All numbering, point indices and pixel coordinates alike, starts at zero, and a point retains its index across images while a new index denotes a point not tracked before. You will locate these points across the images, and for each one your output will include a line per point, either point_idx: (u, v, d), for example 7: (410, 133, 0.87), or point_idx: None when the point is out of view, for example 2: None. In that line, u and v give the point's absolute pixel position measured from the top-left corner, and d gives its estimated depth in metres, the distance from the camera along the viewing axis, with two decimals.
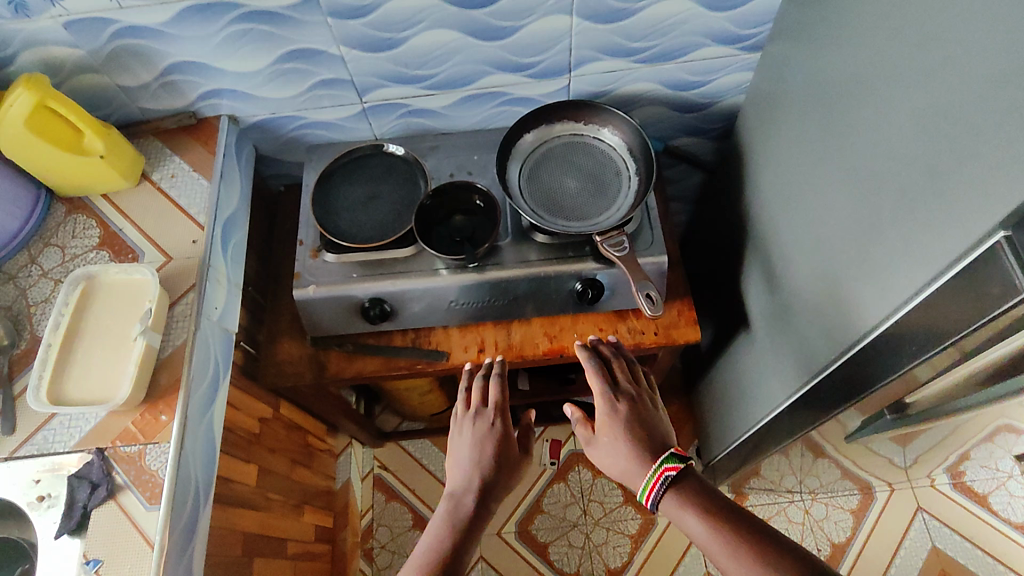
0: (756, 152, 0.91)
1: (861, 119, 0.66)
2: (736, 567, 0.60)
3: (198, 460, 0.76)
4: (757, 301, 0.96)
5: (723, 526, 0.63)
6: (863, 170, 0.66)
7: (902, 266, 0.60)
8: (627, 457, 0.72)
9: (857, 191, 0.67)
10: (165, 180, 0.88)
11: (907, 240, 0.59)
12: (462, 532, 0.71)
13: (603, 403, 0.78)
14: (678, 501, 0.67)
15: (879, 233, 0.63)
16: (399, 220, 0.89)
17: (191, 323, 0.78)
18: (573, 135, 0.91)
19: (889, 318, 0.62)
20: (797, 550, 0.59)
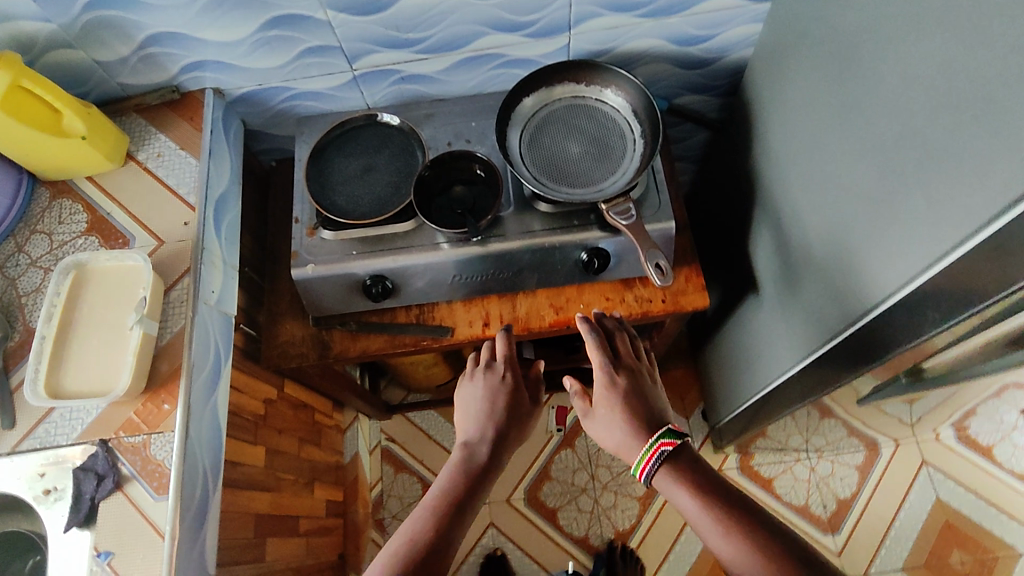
0: (765, 108, 0.88)
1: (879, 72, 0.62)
2: (725, 544, 0.58)
3: (204, 448, 0.74)
4: (766, 264, 0.94)
5: (715, 503, 0.61)
6: (881, 127, 0.62)
7: (922, 228, 0.58)
8: (623, 431, 0.71)
9: (874, 150, 0.64)
10: (151, 160, 0.84)
11: (928, 200, 0.56)
12: (472, 476, 0.71)
13: (599, 378, 0.75)
14: (671, 476, 0.64)
15: (898, 194, 0.61)
16: (397, 193, 0.86)
17: (188, 308, 0.76)
18: (574, 97, 0.88)
19: (909, 282, 0.60)
20: (788, 535, 0.57)
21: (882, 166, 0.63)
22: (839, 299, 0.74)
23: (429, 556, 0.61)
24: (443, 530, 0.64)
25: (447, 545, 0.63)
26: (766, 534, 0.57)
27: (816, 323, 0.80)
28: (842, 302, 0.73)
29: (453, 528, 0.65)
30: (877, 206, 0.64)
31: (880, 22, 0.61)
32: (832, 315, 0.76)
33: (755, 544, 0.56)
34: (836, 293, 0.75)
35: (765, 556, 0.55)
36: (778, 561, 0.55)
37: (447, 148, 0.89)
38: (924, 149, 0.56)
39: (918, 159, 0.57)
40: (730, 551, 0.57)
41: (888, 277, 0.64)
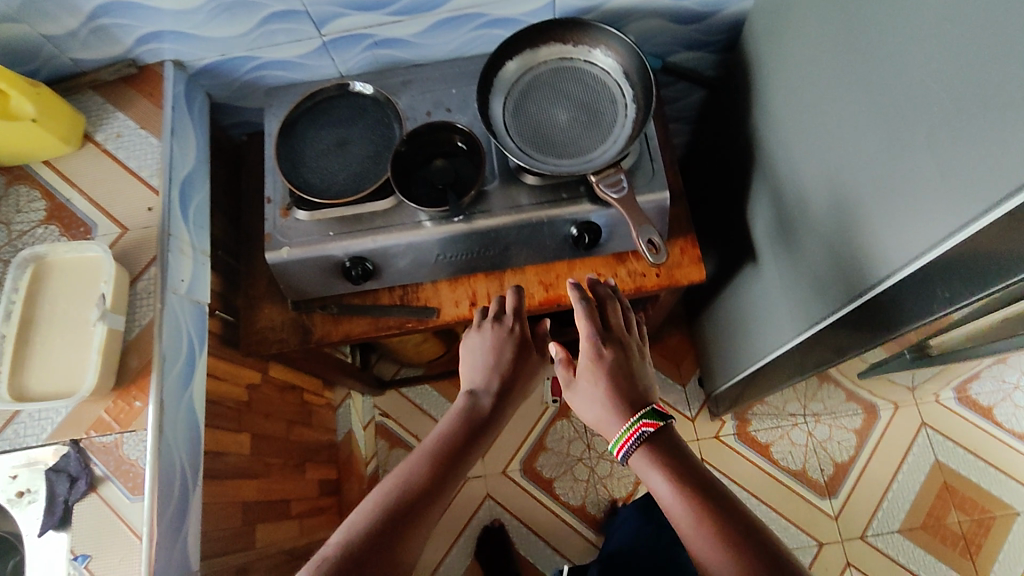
0: (767, 66, 0.81)
1: (892, 28, 0.56)
2: (695, 538, 0.53)
3: (180, 444, 0.71)
4: (765, 233, 0.89)
5: (692, 491, 0.56)
6: (893, 89, 0.57)
7: (932, 203, 0.53)
8: (602, 406, 0.66)
9: (885, 115, 0.58)
10: (110, 141, 0.79)
11: (943, 175, 0.51)
12: (470, 427, 0.68)
13: (585, 347, 0.70)
14: (649, 458, 0.60)
15: (910, 164, 0.55)
16: (373, 170, 0.81)
17: (155, 300, 0.72)
18: (561, 59, 0.81)
19: (915, 260, 0.56)
20: (765, 533, 0.53)
21: (893, 132, 0.57)
22: (841, 275, 0.70)
23: (419, 502, 0.58)
24: (435, 476, 0.61)
25: (438, 492, 0.60)
26: (744, 531, 0.52)
27: (817, 297, 0.76)
28: (844, 278, 0.69)
29: (446, 475, 0.62)
30: (887, 177, 0.59)
31: None
32: (833, 291, 0.72)
33: (728, 541, 0.52)
34: (837, 266, 0.70)
35: (737, 556, 0.51)
36: (750, 562, 0.50)
37: (427, 118, 0.83)
38: (940, 116, 0.51)
39: (932, 127, 0.52)
40: (702, 546, 0.53)
41: (895, 254, 0.59)
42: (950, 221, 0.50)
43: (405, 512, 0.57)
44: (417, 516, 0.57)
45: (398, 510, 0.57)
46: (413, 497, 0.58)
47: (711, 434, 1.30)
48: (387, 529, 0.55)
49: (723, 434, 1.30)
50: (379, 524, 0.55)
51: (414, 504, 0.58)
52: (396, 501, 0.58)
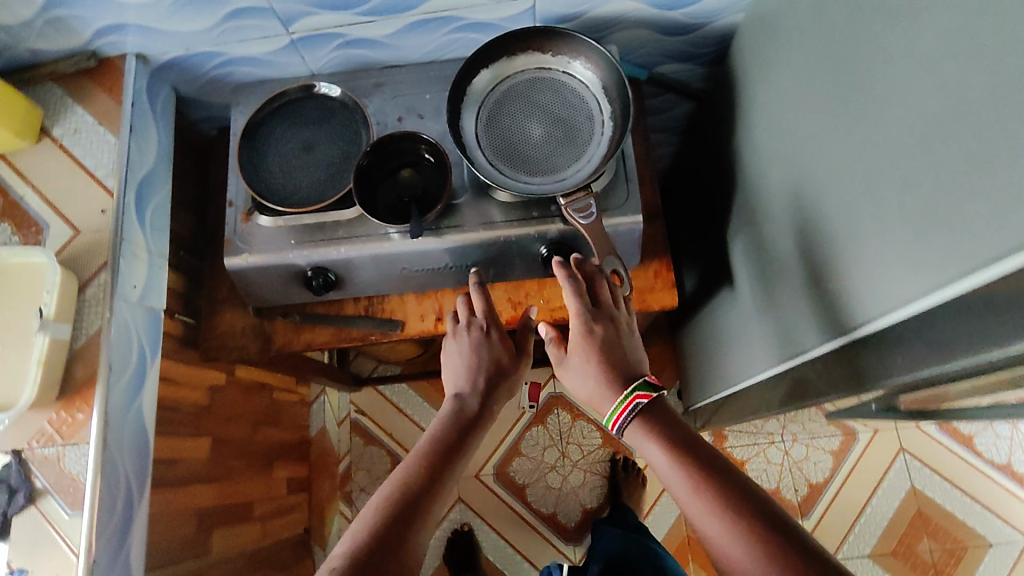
0: (756, 86, 0.77)
1: (881, 67, 0.52)
2: (692, 505, 0.52)
3: (125, 457, 0.70)
4: (744, 258, 0.86)
5: (690, 461, 0.54)
6: (877, 133, 0.53)
7: (911, 259, 0.49)
8: (596, 385, 0.62)
9: (869, 158, 0.54)
10: (67, 137, 0.76)
11: (925, 234, 0.47)
12: (460, 428, 0.64)
13: (574, 324, 0.65)
14: (642, 428, 0.58)
15: (887, 216, 0.52)
16: (337, 178, 0.78)
17: (104, 308, 0.70)
18: (538, 70, 0.77)
19: (890, 314, 0.53)
20: (766, 500, 0.50)
21: (875, 179, 0.53)
22: (814, 315, 0.67)
23: (417, 503, 0.55)
24: (433, 476, 0.58)
25: (437, 491, 0.57)
26: (743, 496, 0.50)
27: (790, 334, 0.73)
28: (816, 318, 0.66)
29: (443, 473, 0.59)
30: (864, 223, 0.55)
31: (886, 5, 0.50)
32: (806, 330, 0.69)
33: (726, 507, 0.50)
34: (811, 307, 0.67)
35: (736, 522, 0.49)
36: (751, 528, 0.48)
37: (398, 124, 0.80)
38: (922, 170, 0.47)
39: (914, 181, 0.48)
40: (700, 513, 0.51)
41: (867, 306, 0.56)
42: (930, 287, 0.47)
43: (406, 514, 0.54)
44: (417, 517, 0.55)
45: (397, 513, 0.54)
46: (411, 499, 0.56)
47: None
48: (389, 530, 0.53)
49: None
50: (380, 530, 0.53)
51: (414, 505, 0.55)
52: (392, 506, 0.55)
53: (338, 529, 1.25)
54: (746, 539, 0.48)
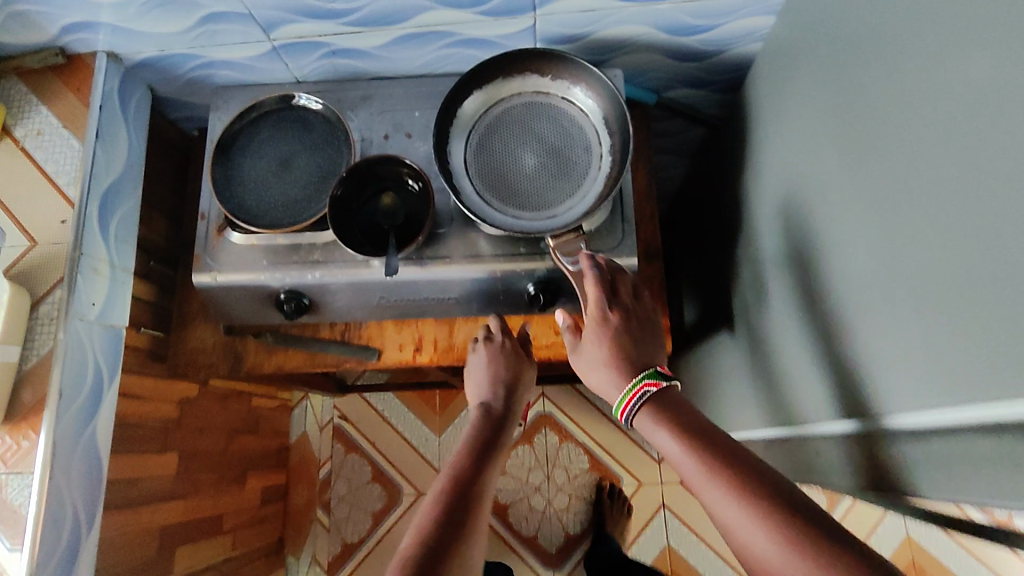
0: (769, 124, 0.72)
1: (904, 136, 0.46)
2: (708, 492, 0.45)
3: (74, 486, 0.66)
4: (743, 304, 0.81)
5: (701, 444, 0.48)
6: (898, 210, 0.47)
7: (930, 361, 0.44)
8: (605, 367, 0.59)
9: (886, 236, 0.48)
10: (30, 139, 0.72)
11: (943, 335, 0.42)
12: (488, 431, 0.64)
13: (594, 306, 0.62)
14: (651, 414, 0.52)
15: (903, 305, 0.47)
16: (315, 198, 0.73)
17: (55, 328, 0.66)
18: (535, 94, 0.72)
19: (901, 417, 0.48)
20: (793, 488, 0.43)
21: (892, 261, 0.48)
22: (815, 388, 0.62)
23: (452, 530, 0.49)
24: (464, 501, 0.53)
25: (471, 518, 0.51)
26: (766, 484, 0.44)
27: (791, 398, 0.68)
28: (818, 391, 0.61)
29: (474, 499, 0.53)
30: (873, 307, 0.50)
31: (910, 71, 0.45)
32: (806, 400, 0.64)
33: (748, 495, 0.43)
34: (810, 377, 0.62)
35: (762, 512, 0.42)
36: (779, 520, 0.41)
37: (383, 142, 0.75)
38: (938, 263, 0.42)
39: (928, 274, 0.43)
40: (716, 500, 0.44)
41: (873, 397, 0.51)
42: (952, 397, 0.42)
43: (442, 541, 0.48)
44: (454, 544, 0.48)
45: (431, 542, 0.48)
46: (445, 525, 0.49)
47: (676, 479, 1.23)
48: (426, 560, 0.46)
49: None
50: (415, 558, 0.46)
51: (449, 532, 0.49)
52: (423, 534, 0.48)
53: (313, 538, 1.24)
54: (776, 532, 0.41)
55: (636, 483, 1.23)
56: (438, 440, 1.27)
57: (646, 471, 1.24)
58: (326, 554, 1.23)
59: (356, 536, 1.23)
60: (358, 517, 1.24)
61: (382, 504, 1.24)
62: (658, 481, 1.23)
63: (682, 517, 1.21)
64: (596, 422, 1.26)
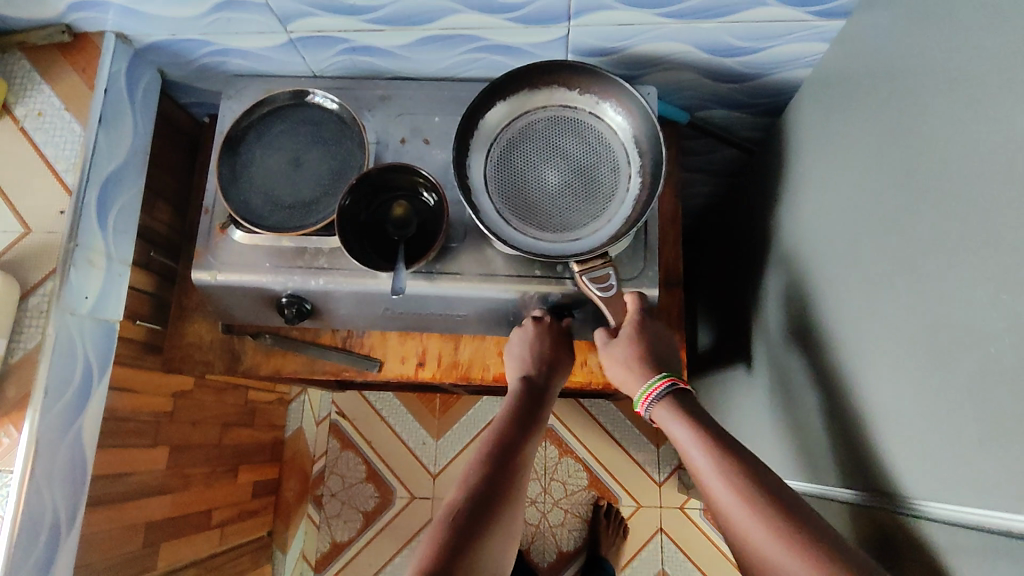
0: (812, 158, 0.69)
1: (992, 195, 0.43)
2: (714, 484, 0.52)
3: (54, 487, 0.64)
4: (770, 340, 0.77)
5: (711, 433, 0.55)
6: (976, 287, 0.44)
7: (1002, 454, 0.41)
8: (629, 365, 0.64)
9: (958, 308, 0.45)
10: (30, 120, 0.69)
11: (1016, 422, 0.39)
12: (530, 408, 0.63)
13: (630, 313, 0.66)
14: (670, 406, 0.60)
15: (973, 387, 0.43)
16: (324, 201, 0.70)
17: (45, 322, 0.63)
18: (561, 107, 0.69)
19: (960, 511, 0.45)
20: (788, 490, 0.51)
21: (963, 336, 0.44)
22: (852, 445, 0.58)
23: (482, 512, 0.51)
24: (495, 484, 0.54)
25: (500, 502, 0.53)
26: (767, 484, 0.51)
27: (821, 448, 0.65)
28: (854, 449, 0.58)
29: (505, 483, 0.54)
30: (924, 377, 0.48)
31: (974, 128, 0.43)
32: (841, 453, 0.61)
33: (750, 490, 0.50)
34: (847, 434, 0.59)
35: (761, 507, 0.49)
36: (772, 512, 0.48)
37: (399, 147, 0.72)
38: (1014, 345, 0.40)
39: (1004, 352, 0.41)
40: (721, 491, 0.52)
41: (919, 469, 0.49)
42: None
43: (471, 524, 0.50)
44: (483, 526, 0.50)
45: (460, 523, 0.50)
46: (475, 507, 0.51)
47: (676, 504, 1.22)
48: (454, 542, 0.48)
49: (687, 506, 1.22)
50: (446, 538, 0.48)
51: (480, 514, 0.51)
52: (454, 513, 0.51)
53: (303, 533, 1.24)
54: (771, 526, 0.48)
55: (635, 504, 1.23)
56: (436, 444, 1.27)
57: (644, 492, 1.23)
58: (314, 552, 1.23)
59: (346, 536, 1.24)
60: (350, 514, 1.25)
61: (374, 502, 1.25)
62: (656, 504, 1.23)
63: (678, 542, 1.21)
64: (597, 437, 1.26)
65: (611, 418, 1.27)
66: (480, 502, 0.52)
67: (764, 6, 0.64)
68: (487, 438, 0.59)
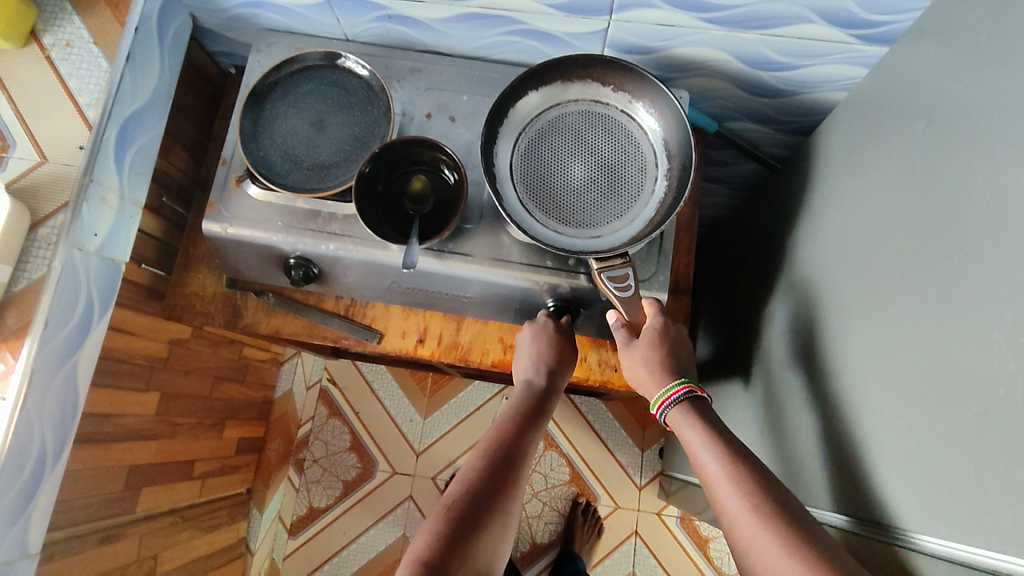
0: (835, 181, 0.69)
1: (1013, 235, 0.43)
2: (724, 491, 0.53)
3: (45, 418, 0.63)
4: (770, 356, 0.78)
5: (725, 445, 0.56)
6: (986, 325, 0.44)
7: (997, 491, 0.41)
8: (650, 368, 0.64)
9: (964, 345, 0.45)
10: (57, 49, 0.68)
11: (1016, 461, 0.40)
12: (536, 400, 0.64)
13: (650, 317, 0.66)
14: (687, 413, 0.60)
15: (973, 423, 0.44)
16: (343, 166, 0.69)
17: (52, 254, 0.63)
18: (594, 103, 0.70)
19: (946, 544, 0.45)
20: (795, 502, 0.51)
21: (968, 372, 0.45)
22: (846, 471, 0.58)
23: (481, 504, 0.51)
24: (496, 477, 0.54)
25: (501, 495, 0.53)
26: (776, 496, 0.51)
27: (812, 471, 0.65)
28: (847, 475, 0.58)
29: (506, 477, 0.54)
30: (925, 409, 0.49)
31: None
32: (833, 478, 0.61)
33: (757, 500, 0.51)
34: (842, 460, 0.59)
35: (766, 517, 0.50)
36: (779, 527, 0.49)
37: (425, 121, 0.72)
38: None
39: (1015, 392, 0.41)
40: (730, 499, 0.52)
41: (909, 502, 0.49)
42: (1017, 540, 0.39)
43: (471, 515, 0.50)
44: (483, 519, 0.50)
45: (460, 514, 0.50)
46: (475, 498, 0.51)
47: (653, 509, 1.23)
48: (453, 532, 0.48)
49: (665, 512, 1.23)
50: (446, 528, 0.49)
51: (479, 505, 0.51)
52: (454, 504, 0.51)
53: (281, 495, 1.25)
54: (777, 535, 0.48)
55: (613, 505, 1.23)
56: (422, 422, 1.27)
57: (624, 494, 1.24)
58: (291, 515, 1.24)
59: (323, 502, 1.24)
60: (329, 482, 1.25)
61: (355, 473, 1.25)
62: (634, 508, 1.23)
63: (651, 547, 1.21)
64: (584, 435, 1.26)
65: (600, 417, 1.28)
66: (481, 493, 0.52)
67: (808, 22, 0.65)
68: (490, 435, 0.59)
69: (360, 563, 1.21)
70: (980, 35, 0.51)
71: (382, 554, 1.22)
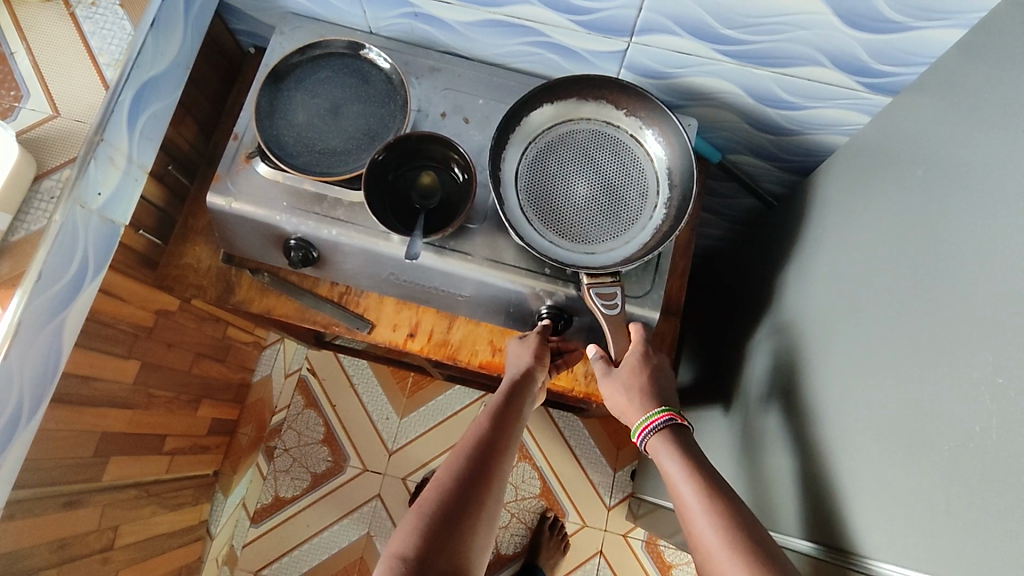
0: (829, 219, 0.72)
1: (993, 285, 0.45)
2: (699, 521, 0.54)
3: (29, 367, 0.62)
4: (752, 385, 0.79)
5: (703, 475, 0.57)
6: (966, 365, 0.45)
7: (963, 523, 0.42)
8: (631, 393, 0.65)
9: (945, 383, 0.47)
10: (82, 8, 0.68)
11: (983, 494, 0.41)
12: (515, 404, 0.64)
13: (632, 344, 0.67)
14: (666, 440, 0.61)
15: (947, 458, 0.45)
16: (355, 154, 0.70)
17: (53, 208, 0.62)
18: (605, 124, 0.72)
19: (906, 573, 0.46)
20: (767, 537, 0.52)
21: (944, 410, 0.46)
22: (816, 501, 0.60)
23: (465, 502, 0.51)
24: (476, 473, 0.54)
25: (484, 493, 0.53)
26: (748, 527, 0.52)
27: (784, 499, 0.66)
28: (818, 504, 0.59)
29: (488, 475, 0.54)
30: (899, 447, 0.50)
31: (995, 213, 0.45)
32: (804, 508, 0.62)
33: (731, 533, 0.52)
34: (814, 491, 0.60)
35: (736, 550, 0.51)
36: (752, 561, 0.49)
37: (438, 119, 0.73)
38: (998, 430, 0.42)
39: (988, 429, 0.42)
40: (705, 531, 0.53)
41: (876, 533, 0.50)
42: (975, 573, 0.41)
43: (454, 514, 0.50)
44: (467, 518, 0.50)
45: (445, 511, 0.50)
46: (459, 497, 0.51)
47: (620, 530, 1.24)
48: (438, 530, 0.48)
49: (631, 535, 1.23)
50: (428, 526, 0.49)
51: (462, 504, 0.51)
52: (438, 501, 0.51)
53: (247, 482, 1.23)
54: (745, 567, 0.49)
55: (580, 522, 1.24)
56: (398, 422, 1.27)
57: (593, 512, 1.24)
58: (255, 502, 1.23)
59: (290, 493, 1.23)
60: (298, 473, 1.24)
61: (326, 466, 1.24)
62: (601, 527, 1.24)
63: (614, 568, 1.22)
64: (559, 451, 1.27)
65: (577, 433, 1.28)
66: (463, 493, 0.52)
67: (817, 67, 0.67)
68: (471, 432, 0.59)
69: (320, 559, 1.20)
70: (977, 91, 0.53)
71: (343, 551, 1.20)
